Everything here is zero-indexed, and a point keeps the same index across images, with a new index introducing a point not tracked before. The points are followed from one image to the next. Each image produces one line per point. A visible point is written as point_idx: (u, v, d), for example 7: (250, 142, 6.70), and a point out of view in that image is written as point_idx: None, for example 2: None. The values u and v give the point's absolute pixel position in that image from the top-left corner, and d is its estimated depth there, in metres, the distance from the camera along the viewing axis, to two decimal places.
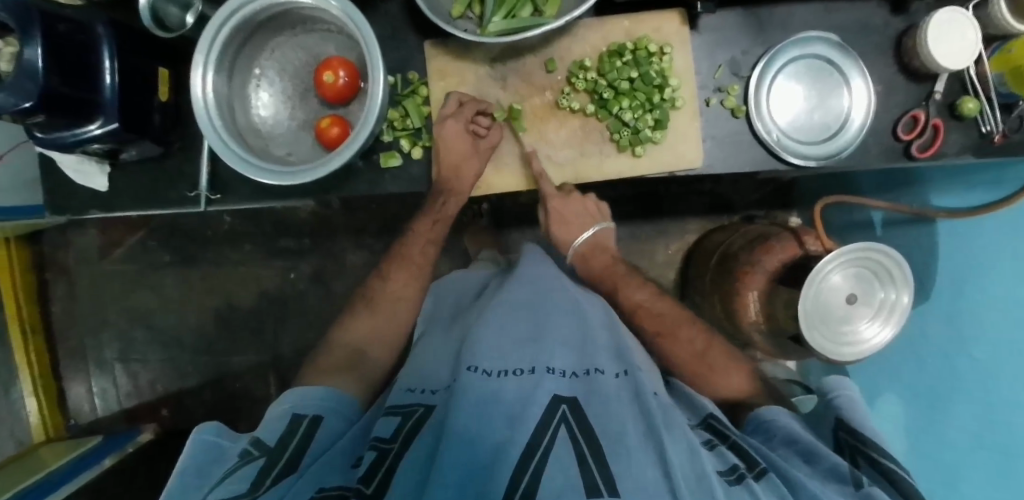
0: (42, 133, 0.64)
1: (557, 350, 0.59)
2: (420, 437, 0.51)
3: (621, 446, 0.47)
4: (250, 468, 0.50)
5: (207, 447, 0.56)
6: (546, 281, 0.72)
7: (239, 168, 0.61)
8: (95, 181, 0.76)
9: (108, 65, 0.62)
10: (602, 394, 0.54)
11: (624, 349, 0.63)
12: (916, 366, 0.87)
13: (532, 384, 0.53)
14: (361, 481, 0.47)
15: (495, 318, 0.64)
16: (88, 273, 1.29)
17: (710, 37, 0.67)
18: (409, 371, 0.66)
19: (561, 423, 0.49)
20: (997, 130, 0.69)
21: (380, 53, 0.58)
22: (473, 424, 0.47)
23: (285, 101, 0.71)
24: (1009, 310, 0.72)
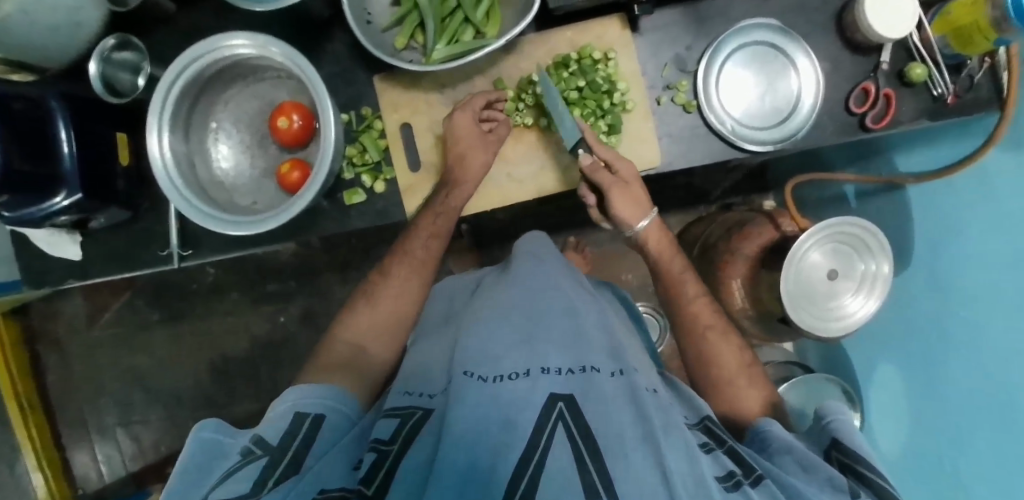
0: (9, 211, 0.64)
1: (553, 349, 0.52)
2: (422, 435, 0.44)
3: (619, 448, 0.41)
4: (254, 466, 0.44)
5: (206, 444, 0.48)
6: (541, 278, 0.65)
7: (201, 221, 0.62)
8: (69, 251, 0.76)
9: (65, 135, 0.63)
10: (599, 396, 0.46)
11: (618, 348, 0.56)
12: (917, 338, 0.84)
13: (525, 387, 0.46)
14: (361, 482, 0.40)
15: (489, 318, 0.57)
16: (79, 341, 1.29)
17: (653, 37, 0.68)
18: (404, 376, 0.58)
19: (558, 423, 0.42)
20: (949, 92, 0.70)
21: (328, 95, 0.59)
22: (470, 426, 0.41)
23: (244, 151, 0.72)
24: (985, 253, 0.70)
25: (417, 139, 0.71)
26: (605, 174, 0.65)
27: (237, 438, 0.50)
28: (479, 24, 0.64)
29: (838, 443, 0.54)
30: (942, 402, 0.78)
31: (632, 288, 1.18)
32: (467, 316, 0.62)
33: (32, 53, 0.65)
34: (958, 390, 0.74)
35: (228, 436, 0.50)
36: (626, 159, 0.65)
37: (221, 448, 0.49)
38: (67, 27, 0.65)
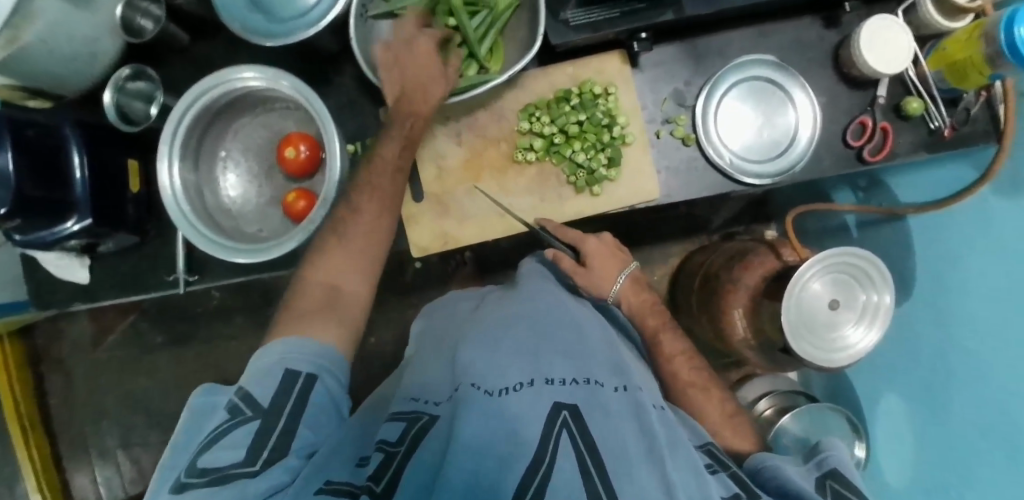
0: (20, 234, 0.65)
1: (556, 360, 0.51)
2: (426, 443, 0.43)
3: (624, 462, 0.39)
4: (241, 432, 0.44)
5: (203, 408, 0.50)
6: (548, 296, 0.65)
7: (204, 246, 0.63)
8: (77, 274, 0.77)
9: (78, 162, 0.65)
10: (602, 407, 0.45)
11: (623, 364, 0.54)
12: (925, 360, 0.82)
13: (530, 398, 0.44)
14: (370, 480, 0.40)
15: (493, 334, 0.56)
16: (82, 363, 1.29)
17: (652, 73, 0.70)
18: (410, 384, 0.57)
19: (563, 429, 0.40)
20: (945, 125, 0.70)
21: (334, 127, 0.61)
22: (477, 438, 0.40)
23: (252, 180, 0.73)
24: (999, 261, 0.68)
25: (421, 172, 0.70)
26: (595, 241, 0.69)
27: (226, 394, 0.50)
28: (483, 59, 0.67)
29: (836, 473, 0.45)
30: (955, 427, 0.75)
31: None
32: (472, 328, 0.61)
33: (49, 82, 0.68)
34: (970, 417, 0.73)
35: (220, 397, 0.50)
36: (608, 232, 0.71)
37: (212, 409, 0.49)
38: (84, 56, 0.67)
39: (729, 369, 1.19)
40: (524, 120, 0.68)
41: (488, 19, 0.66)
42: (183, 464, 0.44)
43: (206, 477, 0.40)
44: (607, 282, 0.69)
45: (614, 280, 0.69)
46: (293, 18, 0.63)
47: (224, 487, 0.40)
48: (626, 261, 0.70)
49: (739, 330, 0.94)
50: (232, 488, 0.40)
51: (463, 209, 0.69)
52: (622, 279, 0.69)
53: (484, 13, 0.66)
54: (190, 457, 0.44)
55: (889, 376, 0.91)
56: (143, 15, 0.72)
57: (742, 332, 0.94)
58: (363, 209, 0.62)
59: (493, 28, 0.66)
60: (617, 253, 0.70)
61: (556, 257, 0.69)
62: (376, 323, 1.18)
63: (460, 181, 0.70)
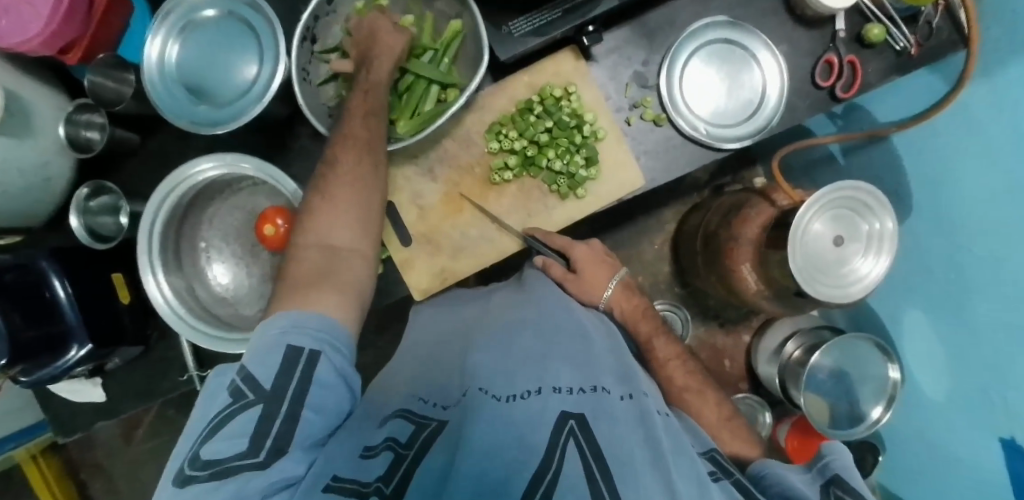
0: (27, 376, 0.64)
1: (562, 368, 0.49)
2: (438, 448, 0.42)
3: (629, 469, 0.38)
4: (245, 418, 0.42)
5: (209, 389, 0.47)
6: (554, 298, 0.64)
7: (205, 342, 0.64)
8: (92, 394, 0.77)
9: (63, 292, 0.64)
10: (609, 415, 0.43)
11: (630, 371, 0.53)
12: (938, 269, 0.82)
13: (537, 405, 0.43)
14: (379, 480, 0.39)
15: (498, 343, 0.55)
16: (120, 462, 1.23)
17: (608, 61, 0.68)
18: (409, 380, 0.55)
19: (569, 438, 0.39)
20: (910, 43, 0.69)
21: (292, 186, 0.63)
22: (487, 438, 0.39)
23: (238, 264, 0.71)
24: (993, 160, 0.67)
25: (403, 215, 0.68)
26: (582, 247, 0.70)
27: (231, 375, 0.47)
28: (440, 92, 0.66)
29: (839, 480, 0.44)
30: (978, 323, 0.75)
31: (645, 287, 1.19)
32: (478, 333, 0.59)
33: (10, 217, 0.67)
34: (992, 313, 0.72)
35: (226, 378, 0.47)
36: (593, 238, 0.73)
37: (217, 391, 0.46)
38: (39, 184, 0.67)
39: (749, 318, 1.18)
40: (492, 140, 0.67)
41: (436, 58, 0.65)
42: (185, 453, 0.42)
43: (208, 470, 0.38)
44: (598, 289, 0.70)
45: (606, 285, 0.70)
46: (239, 96, 0.64)
47: (225, 482, 0.38)
48: (617, 266, 0.71)
49: (751, 284, 0.93)
50: (234, 483, 0.38)
51: (454, 242, 0.69)
52: (612, 286, 0.70)
53: (432, 53, 0.65)
54: (192, 443, 0.42)
55: (903, 293, 0.92)
56: (87, 127, 0.70)
57: (755, 286, 0.93)
58: (336, 192, 0.57)
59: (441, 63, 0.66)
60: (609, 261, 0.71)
61: (545, 265, 0.70)
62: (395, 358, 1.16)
63: (444, 216, 0.69)
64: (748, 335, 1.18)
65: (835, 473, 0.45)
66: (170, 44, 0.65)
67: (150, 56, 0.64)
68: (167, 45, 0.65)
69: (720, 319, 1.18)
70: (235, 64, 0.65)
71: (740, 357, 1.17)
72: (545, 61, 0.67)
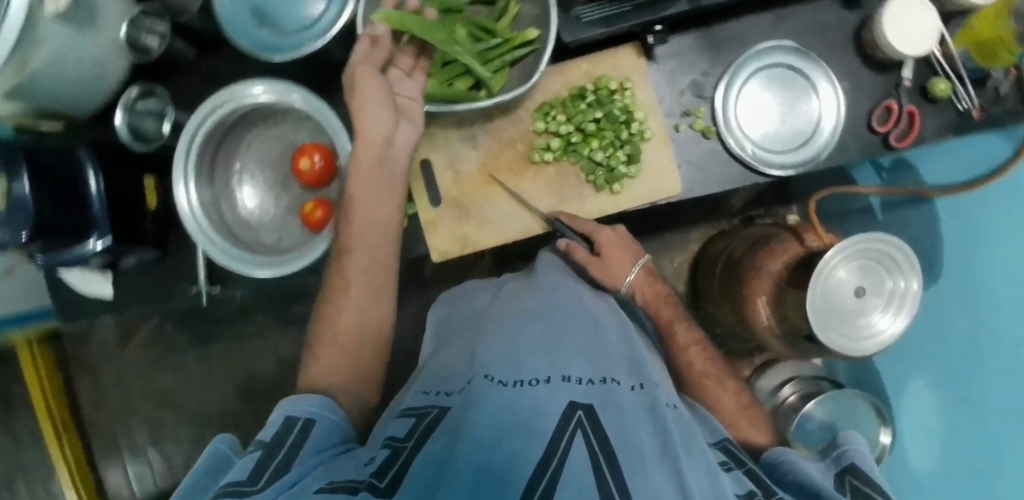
0: (45, 256, 0.66)
1: (573, 360, 0.47)
2: (435, 437, 0.39)
3: (637, 461, 0.36)
4: (246, 461, 0.41)
5: (223, 460, 0.46)
6: (566, 288, 0.62)
7: (222, 259, 0.64)
8: (100, 288, 0.78)
9: (94, 183, 0.66)
10: (618, 406, 0.41)
11: (641, 362, 0.51)
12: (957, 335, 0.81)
13: (544, 394, 0.41)
14: (373, 476, 0.36)
15: (506, 327, 0.53)
16: (111, 366, 1.22)
17: (668, 65, 0.68)
18: (429, 374, 0.55)
19: (577, 429, 0.37)
20: (974, 105, 0.67)
21: (333, 117, 0.63)
22: (491, 427, 0.37)
23: (268, 191, 0.73)
24: None
25: (438, 176, 0.69)
26: (606, 232, 0.66)
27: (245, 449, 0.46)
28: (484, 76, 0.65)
29: (856, 469, 0.45)
30: None
31: None
32: (489, 320, 0.58)
33: (61, 103, 0.68)
34: None
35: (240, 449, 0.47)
36: (619, 224, 0.69)
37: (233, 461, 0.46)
38: (92, 78, 0.68)
39: (753, 353, 1.16)
40: (540, 120, 0.67)
41: (500, 47, 0.65)
42: None
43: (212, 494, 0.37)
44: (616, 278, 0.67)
45: (626, 273, 0.66)
46: (303, 29, 0.64)
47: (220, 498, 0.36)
48: (638, 253, 0.68)
49: (763, 318, 0.91)
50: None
51: (482, 211, 0.69)
52: (633, 273, 0.66)
53: (498, 40, 0.64)
54: None
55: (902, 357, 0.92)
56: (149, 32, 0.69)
57: (767, 321, 0.92)
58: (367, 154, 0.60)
59: (503, 53, 0.65)
60: (631, 249, 0.68)
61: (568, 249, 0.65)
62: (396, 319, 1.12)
63: (477, 185, 0.69)
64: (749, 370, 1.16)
65: (853, 463, 0.46)
66: None
67: None
68: None
69: (725, 349, 1.16)
70: None
71: None
72: (607, 53, 0.67)
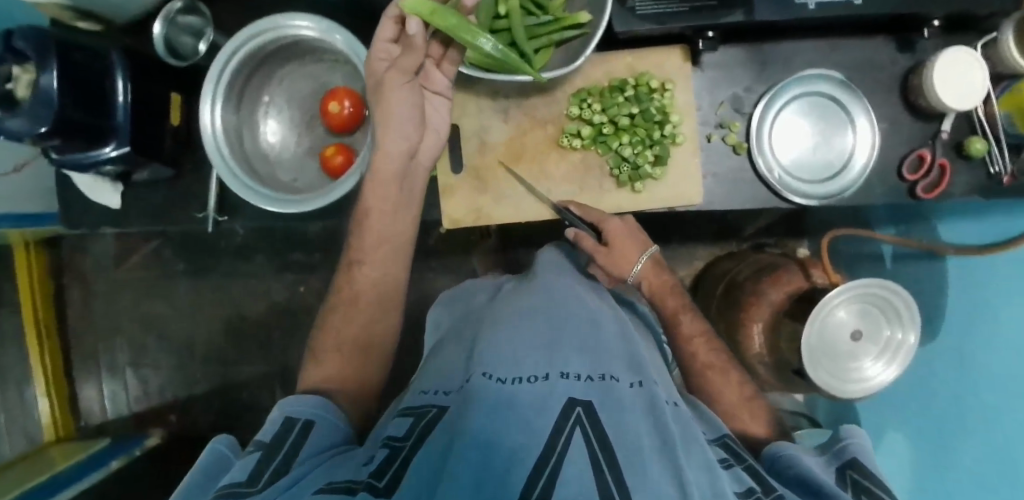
0: (60, 154, 0.65)
1: (572, 357, 0.47)
2: (433, 436, 0.40)
3: (637, 459, 0.36)
4: (246, 459, 0.42)
5: (219, 457, 0.46)
6: (565, 288, 0.62)
7: (236, 187, 0.64)
8: (108, 199, 0.76)
9: (121, 88, 0.65)
10: (617, 404, 0.42)
11: (641, 360, 0.52)
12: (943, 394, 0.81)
13: (543, 392, 0.41)
14: (372, 477, 0.37)
15: (507, 324, 0.53)
16: (104, 281, 1.22)
17: (712, 74, 0.68)
18: (427, 374, 0.56)
19: (575, 426, 0.38)
20: (1005, 171, 0.67)
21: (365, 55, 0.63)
22: (490, 423, 0.37)
23: (292, 128, 0.73)
24: None
25: (463, 143, 0.69)
26: (616, 222, 0.65)
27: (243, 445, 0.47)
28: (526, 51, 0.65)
29: (856, 464, 0.45)
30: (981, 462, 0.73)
31: None
32: (489, 317, 0.58)
33: (102, 3, 0.67)
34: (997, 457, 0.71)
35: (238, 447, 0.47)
36: (628, 214, 0.67)
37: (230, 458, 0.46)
38: None
39: None
40: (574, 105, 0.66)
41: (548, 25, 0.64)
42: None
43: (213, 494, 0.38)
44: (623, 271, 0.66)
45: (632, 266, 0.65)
46: None
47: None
48: (646, 245, 0.66)
49: (756, 345, 0.92)
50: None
51: (501, 186, 0.69)
52: (640, 265, 0.65)
53: (549, 17, 0.64)
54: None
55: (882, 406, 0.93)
56: None
57: (759, 348, 0.93)
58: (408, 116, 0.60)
59: (550, 32, 0.64)
60: (640, 240, 0.66)
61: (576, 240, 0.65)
62: None
63: (501, 159, 0.68)
64: None
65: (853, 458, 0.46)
66: None
67: None
68: None
69: None
70: None
71: None
72: (654, 50, 0.67)
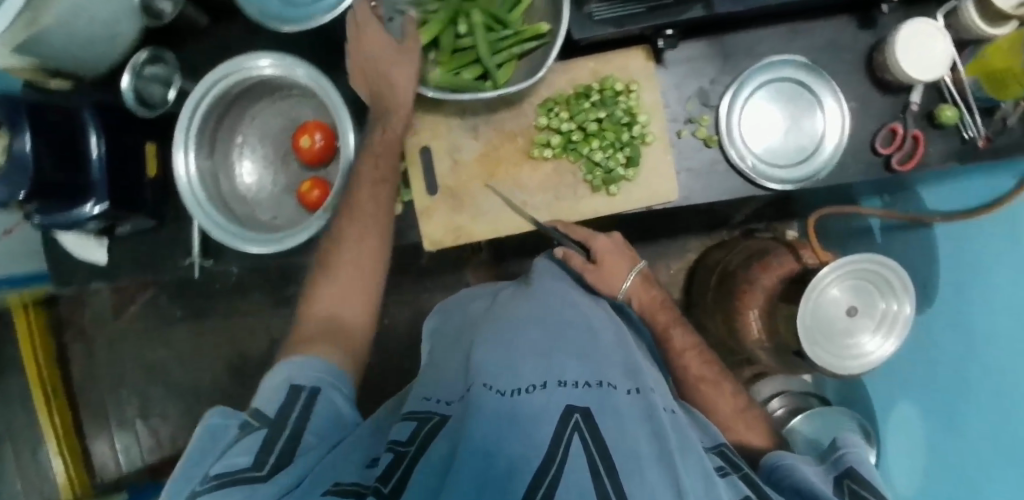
0: (42, 216, 0.67)
1: (569, 362, 0.47)
2: (439, 442, 0.39)
3: (634, 465, 0.35)
4: (252, 440, 0.41)
5: (213, 430, 0.44)
6: (562, 295, 0.61)
7: (218, 236, 0.64)
8: (96, 255, 0.78)
9: (95, 146, 0.66)
10: (615, 409, 0.41)
11: (638, 367, 0.51)
12: (946, 364, 0.80)
13: (541, 400, 0.41)
14: (378, 480, 0.36)
15: (502, 331, 0.52)
16: (104, 334, 1.23)
17: (677, 70, 0.68)
18: (425, 380, 0.55)
19: (574, 433, 0.37)
20: (980, 134, 0.67)
21: (329, 84, 0.63)
22: (488, 434, 0.36)
23: (267, 166, 0.74)
24: None
25: (437, 164, 0.69)
26: (603, 238, 0.66)
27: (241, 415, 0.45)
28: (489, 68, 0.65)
29: (854, 473, 0.43)
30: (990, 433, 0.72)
31: None
32: (485, 325, 0.57)
33: (68, 61, 0.68)
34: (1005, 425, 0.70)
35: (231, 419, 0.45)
36: (615, 231, 0.69)
37: (223, 430, 0.44)
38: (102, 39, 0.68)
39: (742, 366, 1.16)
40: (542, 115, 0.67)
41: (509, 39, 0.64)
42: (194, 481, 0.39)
43: (215, 481, 0.36)
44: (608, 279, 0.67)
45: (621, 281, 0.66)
46: None
47: (229, 491, 0.36)
48: (634, 260, 0.67)
49: (753, 330, 0.92)
50: (240, 490, 0.36)
51: (479, 202, 0.69)
52: (628, 282, 0.66)
53: (508, 31, 0.64)
54: (201, 473, 0.39)
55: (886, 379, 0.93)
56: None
57: (756, 333, 0.92)
58: None
59: (511, 46, 0.65)
60: (628, 256, 0.67)
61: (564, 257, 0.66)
62: (390, 305, 1.10)
63: (476, 176, 0.69)
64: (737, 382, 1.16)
65: (850, 466, 0.44)
66: None
67: None
68: None
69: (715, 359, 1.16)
70: None
71: None
72: (615, 53, 0.67)
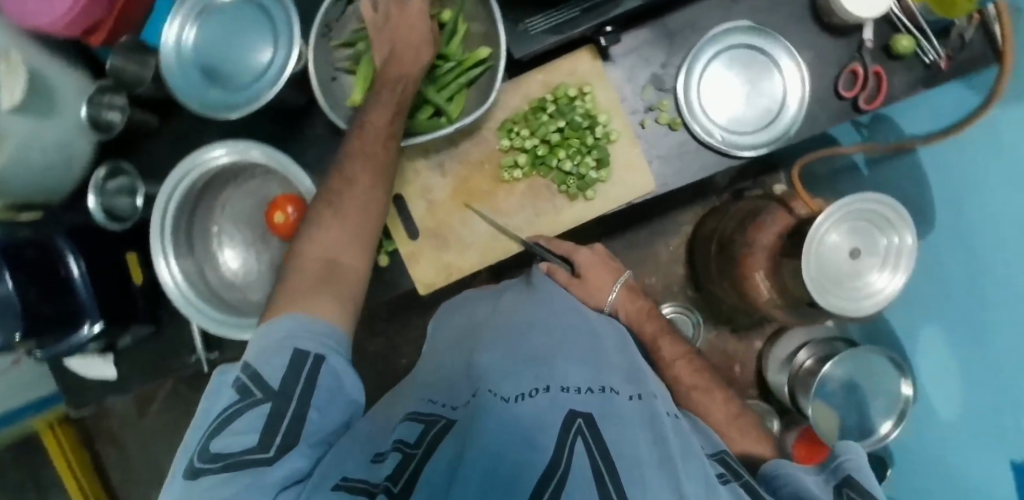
0: (42, 351, 0.66)
1: (571, 366, 0.47)
2: (446, 445, 0.39)
3: (636, 471, 0.35)
4: (253, 415, 0.42)
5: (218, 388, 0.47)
6: (562, 301, 0.61)
7: (215, 328, 0.65)
8: (105, 371, 0.79)
9: (77, 269, 0.66)
10: (618, 416, 0.41)
11: (639, 370, 0.51)
12: (960, 285, 0.78)
13: (545, 404, 0.40)
14: (388, 480, 0.36)
15: (502, 342, 0.52)
16: (134, 435, 1.24)
17: (626, 62, 0.67)
18: (425, 385, 0.55)
19: (577, 437, 0.36)
20: (941, 56, 0.66)
21: (296, 168, 0.64)
22: (493, 440, 0.36)
23: (249, 249, 0.72)
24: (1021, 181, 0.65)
25: (412, 208, 0.69)
26: (585, 251, 0.67)
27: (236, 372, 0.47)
28: (442, 104, 0.65)
29: (851, 482, 0.42)
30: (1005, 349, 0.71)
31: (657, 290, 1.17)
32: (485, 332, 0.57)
33: (33, 193, 0.68)
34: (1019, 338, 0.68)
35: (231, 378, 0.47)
36: (594, 244, 0.70)
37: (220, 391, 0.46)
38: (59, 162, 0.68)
39: (761, 326, 1.15)
40: (504, 137, 0.66)
41: (455, 70, 0.64)
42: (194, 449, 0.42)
43: (219, 462, 0.38)
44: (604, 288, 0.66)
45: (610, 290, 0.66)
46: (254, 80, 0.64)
47: (236, 474, 0.37)
48: (619, 269, 0.68)
49: (763, 292, 0.90)
50: (247, 474, 0.37)
51: (461, 236, 0.69)
52: (616, 290, 0.67)
53: (452, 63, 0.64)
54: (200, 439, 0.42)
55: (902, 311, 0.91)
56: (109, 108, 0.69)
57: (767, 294, 0.91)
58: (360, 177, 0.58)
59: (458, 78, 0.64)
60: (611, 265, 0.68)
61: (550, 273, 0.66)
62: (402, 346, 1.10)
63: (452, 211, 0.69)
64: (759, 343, 1.15)
65: (849, 474, 0.43)
66: (187, 28, 0.67)
67: (167, 39, 0.66)
68: (184, 29, 0.67)
69: (732, 324, 1.15)
70: (249, 50, 0.66)
71: (751, 363, 1.14)
72: (563, 58, 0.67)
